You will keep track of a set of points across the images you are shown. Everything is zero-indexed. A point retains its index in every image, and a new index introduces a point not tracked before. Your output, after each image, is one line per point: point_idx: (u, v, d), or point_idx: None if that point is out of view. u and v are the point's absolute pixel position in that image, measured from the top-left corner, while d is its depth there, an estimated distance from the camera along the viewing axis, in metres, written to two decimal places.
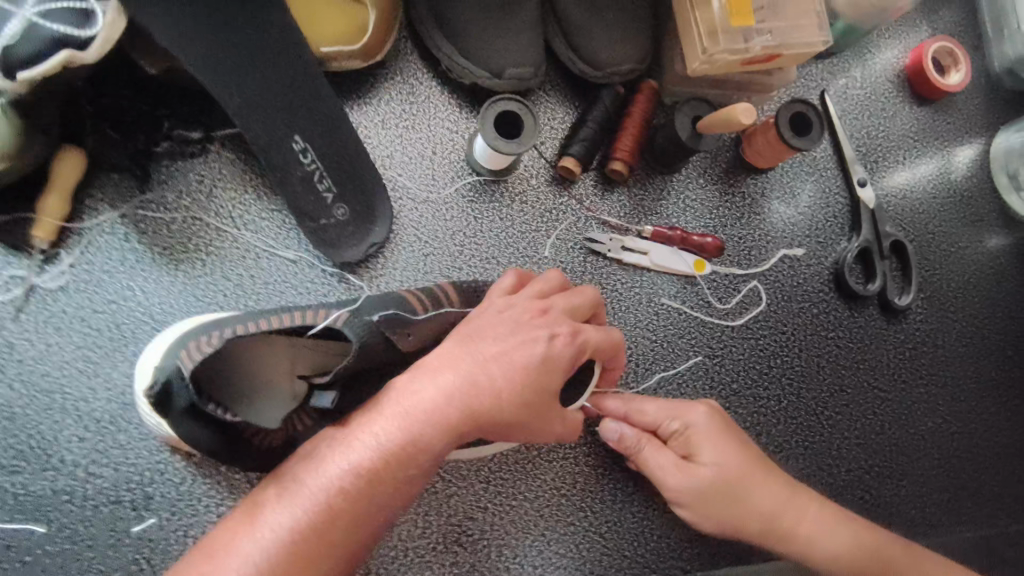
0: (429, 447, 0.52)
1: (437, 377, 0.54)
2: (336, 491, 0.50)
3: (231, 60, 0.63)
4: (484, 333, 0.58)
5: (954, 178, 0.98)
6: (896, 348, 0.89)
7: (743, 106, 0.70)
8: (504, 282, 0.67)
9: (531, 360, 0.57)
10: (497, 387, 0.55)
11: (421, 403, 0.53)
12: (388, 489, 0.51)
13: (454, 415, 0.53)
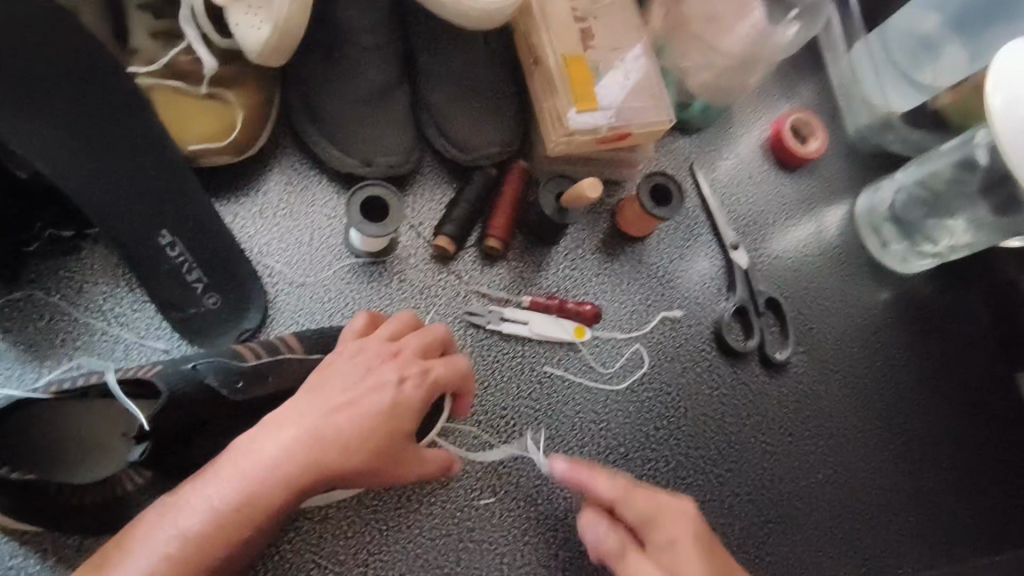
0: (267, 505, 0.55)
1: (275, 437, 0.57)
2: (166, 558, 0.53)
3: (95, 166, 0.68)
4: (332, 387, 0.62)
5: (825, 238, 1.04)
6: (781, 402, 0.92)
7: (589, 181, 0.76)
8: (357, 324, 0.71)
9: (373, 407, 0.61)
10: (338, 439, 0.58)
11: (257, 462, 0.56)
12: (223, 548, 0.54)
13: (293, 471, 0.56)
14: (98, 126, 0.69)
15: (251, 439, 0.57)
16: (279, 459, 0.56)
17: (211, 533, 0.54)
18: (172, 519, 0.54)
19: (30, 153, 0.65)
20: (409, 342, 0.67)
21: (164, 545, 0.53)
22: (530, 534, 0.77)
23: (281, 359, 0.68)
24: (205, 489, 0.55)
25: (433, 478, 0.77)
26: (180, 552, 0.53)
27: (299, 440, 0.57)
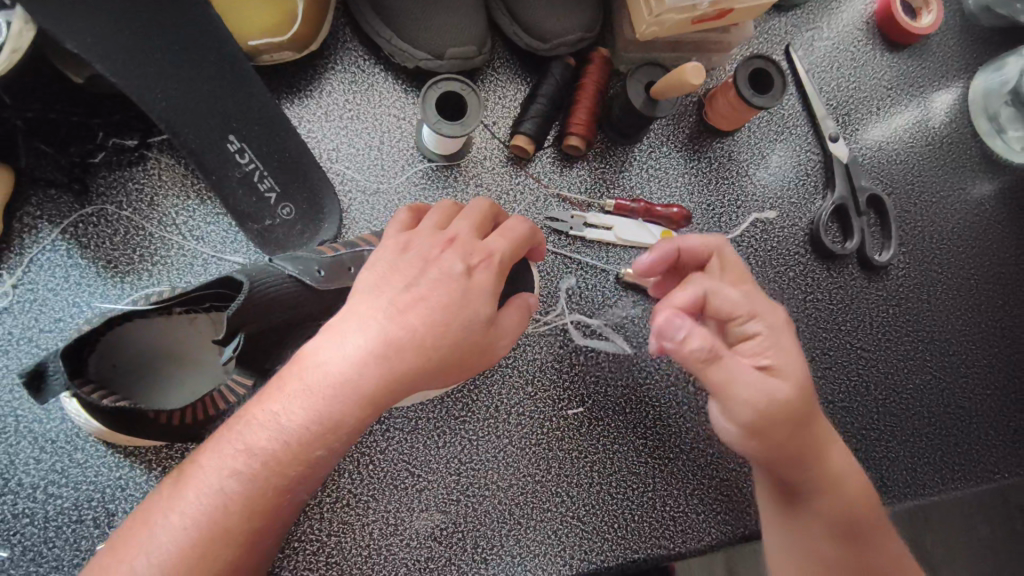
0: (344, 417, 0.48)
1: (346, 346, 0.49)
2: (240, 486, 0.47)
3: (156, 64, 0.62)
4: (408, 294, 0.51)
5: (933, 126, 0.94)
6: (879, 307, 0.86)
7: (691, 66, 0.68)
8: (400, 218, 0.59)
9: (461, 308, 0.51)
10: (409, 362, 0.49)
11: (329, 380, 0.48)
12: (296, 470, 0.47)
13: (371, 385, 0.48)
14: (152, 19, 0.63)
15: (319, 353, 0.49)
16: (340, 382, 0.48)
17: (286, 465, 0.47)
18: (243, 447, 0.48)
19: (84, 51, 0.59)
20: (496, 244, 0.55)
21: (237, 474, 0.47)
22: (621, 442, 0.76)
23: (357, 251, 0.63)
24: (278, 411, 0.48)
25: (519, 390, 0.75)
26: (244, 494, 0.46)
27: (375, 366, 0.48)
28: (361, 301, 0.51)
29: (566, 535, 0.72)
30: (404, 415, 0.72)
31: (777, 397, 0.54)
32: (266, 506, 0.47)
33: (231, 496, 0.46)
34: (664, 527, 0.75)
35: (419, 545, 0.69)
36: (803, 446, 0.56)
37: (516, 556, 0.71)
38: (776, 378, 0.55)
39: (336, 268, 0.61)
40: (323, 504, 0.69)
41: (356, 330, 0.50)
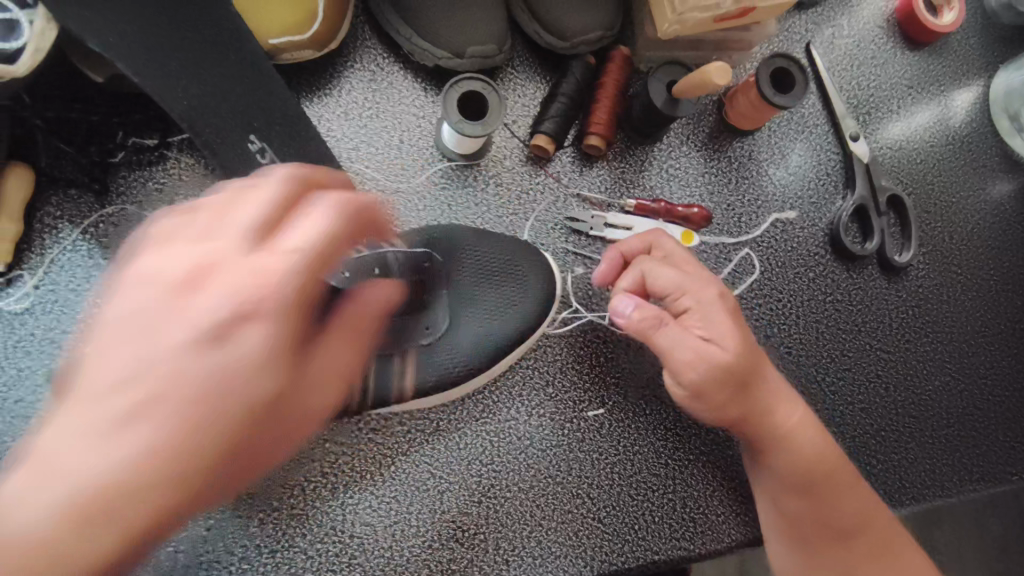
0: (253, 351, 0.42)
1: (249, 261, 0.43)
2: (142, 443, 0.39)
3: (177, 63, 0.62)
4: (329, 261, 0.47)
5: (953, 124, 0.93)
6: (899, 308, 0.86)
7: (716, 65, 0.67)
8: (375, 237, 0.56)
9: (360, 309, 0.48)
10: (297, 286, 0.43)
11: (221, 303, 0.41)
12: (190, 406, 0.40)
13: (277, 299, 0.42)
14: (173, 17, 0.62)
15: (159, 299, 0.44)
16: (242, 304, 0.42)
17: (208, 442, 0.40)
18: (47, 463, 0.38)
19: (106, 49, 0.59)
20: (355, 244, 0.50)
21: (132, 428, 0.39)
22: (641, 444, 0.76)
23: (380, 251, 0.63)
24: (173, 331, 0.41)
25: (539, 391, 0.75)
26: (152, 445, 0.39)
27: (286, 320, 0.43)
28: (226, 272, 0.43)
29: (587, 537, 0.72)
30: (424, 416, 0.72)
31: (717, 359, 0.62)
32: (171, 472, 0.39)
33: (129, 447, 0.38)
34: (684, 528, 0.74)
35: (441, 547, 0.69)
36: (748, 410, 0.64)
37: (537, 558, 0.71)
38: (715, 346, 0.62)
39: (361, 269, 0.59)
40: (345, 505, 0.68)
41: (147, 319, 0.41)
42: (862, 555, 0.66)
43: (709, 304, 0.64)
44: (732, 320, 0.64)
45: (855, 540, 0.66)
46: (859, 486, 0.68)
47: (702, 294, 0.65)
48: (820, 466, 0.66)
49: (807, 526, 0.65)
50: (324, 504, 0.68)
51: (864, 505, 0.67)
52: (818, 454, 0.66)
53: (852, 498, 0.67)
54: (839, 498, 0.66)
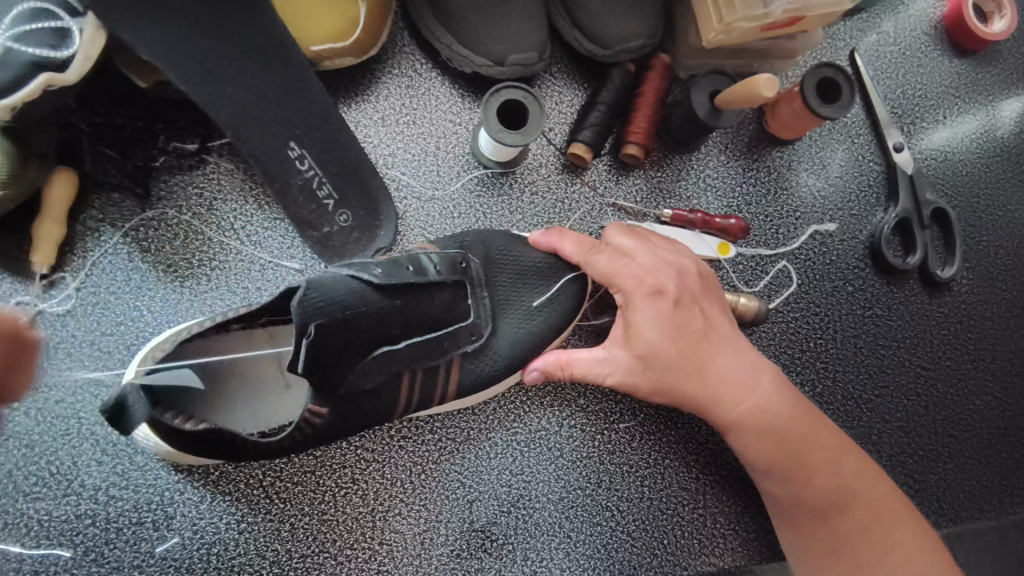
0: None
1: None
2: None
3: (222, 71, 0.62)
4: None
5: (1001, 136, 0.90)
6: (940, 324, 0.84)
7: (765, 78, 0.66)
8: None
9: None
10: None
11: None
12: None
13: None
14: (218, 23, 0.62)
15: None
16: None
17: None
18: None
19: (154, 57, 0.59)
20: None
21: None
22: (672, 457, 0.75)
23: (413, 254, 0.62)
24: None
25: (571, 403, 0.74)
26: None
27: None
28: None
29: (616, 550, 0.72)
30: (456, 424, 0.72)
31: (667, 327, 0.61)
32: None
33: None
34: (715, 544, 0.73)
35: (469, 556, 0.69)
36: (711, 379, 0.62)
37: (565, 569, 0.70)
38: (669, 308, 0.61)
39: (395, 268, 0.59)
40: (375, 512, 0.69)
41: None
42: (850, 534, 0.61)
43: (659, 274, 0.63)
44: (686, 280, 0.64)
45: (841, 517, 0.61)
46: (844, 457, 0.63)
47: (659, 265, 0.64)
48: (784, 454, 0.62)
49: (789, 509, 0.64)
50: (355, 511, 0.69)
51: (850, 481, 0.62)
52: (795, 430, 0.62)
53: (835, 475, 0.62)
54: (809, 483, 0.62)
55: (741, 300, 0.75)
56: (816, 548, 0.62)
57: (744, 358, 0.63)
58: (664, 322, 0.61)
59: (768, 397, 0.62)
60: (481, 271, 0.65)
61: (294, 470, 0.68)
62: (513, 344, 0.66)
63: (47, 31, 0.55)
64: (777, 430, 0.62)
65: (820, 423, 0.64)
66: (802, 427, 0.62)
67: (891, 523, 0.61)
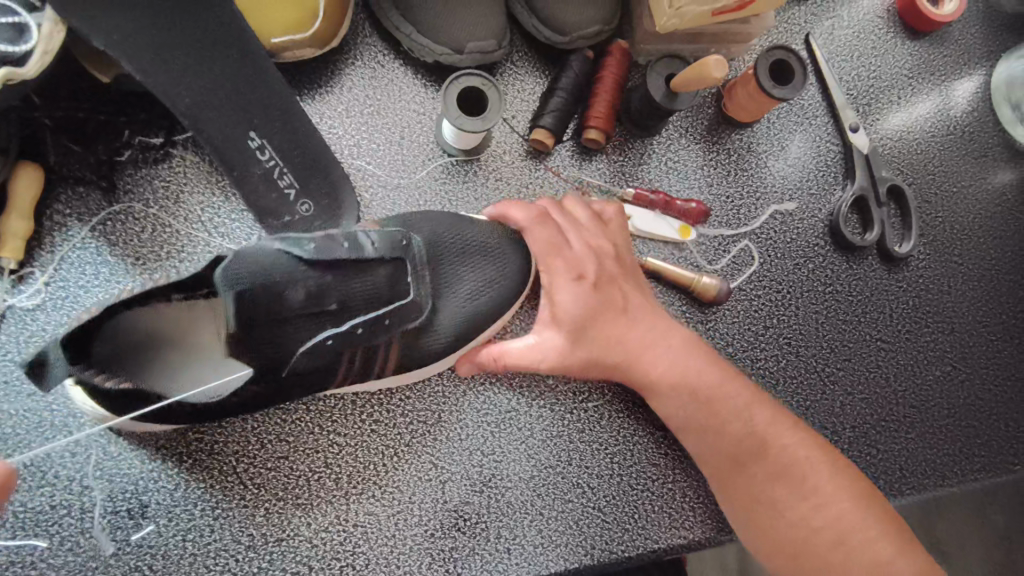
0: None
1: None
2: None
3: (182, 63, 0.63)
4: None
5: (954, 114, 0.93)
6: (899, 298, 0.86)
7: (714, 59, 0.68)
8: None
9: None
10: None
11: None
12: None
13: None
14: (177, 17, 0.63)
15: None
16: None
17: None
18: None
19: (110, 47, 0.61)
20: None
21: None
22: (640, 434, 0.76)
23: (353, 232, 0.62)
24: None
25: (539, 384, 0.76)
26: None
27: None
28: None
29: (587, 526, 0.73)
30: (426, 407, 0.73)
31: (580, 300, 0.65)
32: None
33: None
34: (683, 517, 0.75)
35: (443, 535, 0.70)
36: (622, 343, 0.66)
37: (537, 546, 0.72)
38: (582, 283, 0.66)
39: (329, 243, 0.59)
40: (349, 495, 0.70)
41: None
42: (763, 480, 0.64)
43: (580, 259, 0.68)
44: (597, 256, 0.68)
45: (755, 466, 0.64)
46: (755, 407, 0.66)
47: (575, 242, 0.69)
48: (697, 410, 0.66)
49: (714, 462, 0.66)
50: (329, 494, 0.70)
51: (762, 429, 0.65)
52: (707, 387, 0.66)
53: (746, 424, 0.65)
54: (724, 435, 0.65)
55: (702, 278, 0.77)
56: (744, 501, 0.64)
57: (652, 325, 0.68)
58: (578, 296, 0.65)
59: (675, 354, 0.67)
60: (423, 251, 0.65)
61: (267, 456, 0.70)
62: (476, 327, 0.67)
63: (5, 26, 0.55)
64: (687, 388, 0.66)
65: (731, 374, 0.68)
66: (713, 379, 0.66)
67: (805, 468, 0.64)
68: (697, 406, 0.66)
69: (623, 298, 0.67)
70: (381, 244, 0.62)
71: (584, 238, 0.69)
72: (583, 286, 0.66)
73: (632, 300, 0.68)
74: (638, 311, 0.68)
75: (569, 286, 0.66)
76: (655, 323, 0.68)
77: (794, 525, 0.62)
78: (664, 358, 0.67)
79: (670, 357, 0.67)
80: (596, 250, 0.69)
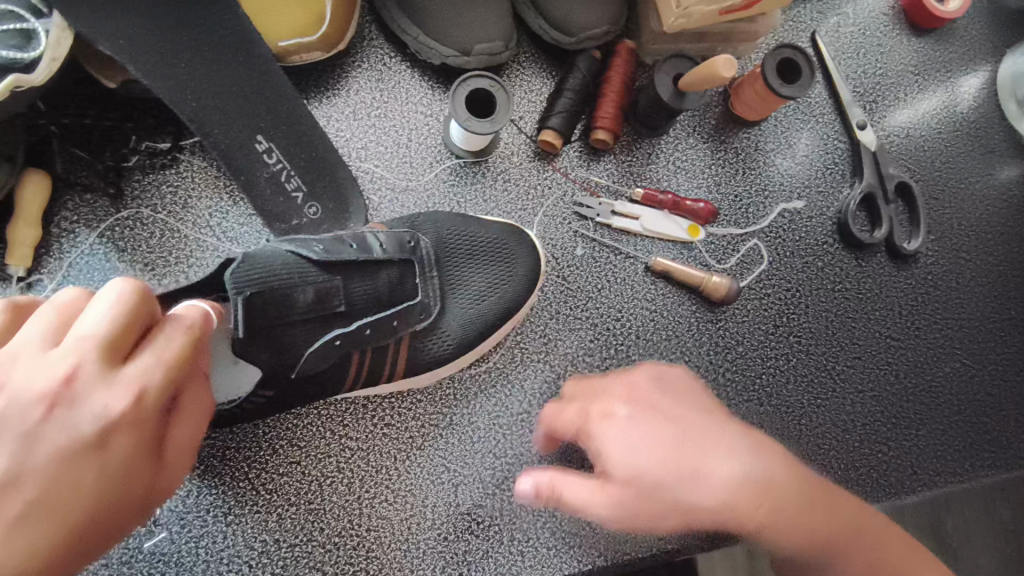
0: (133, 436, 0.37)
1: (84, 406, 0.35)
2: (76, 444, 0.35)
3: (189, 68, 0.63)
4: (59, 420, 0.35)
5: (960, 111, 0.93)
6: (908, 295, 0.86)
7: (722, 59, 0.68)
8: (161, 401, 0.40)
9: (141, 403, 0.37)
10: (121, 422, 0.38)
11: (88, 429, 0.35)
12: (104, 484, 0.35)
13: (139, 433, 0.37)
14: (184, 21, 0.63)
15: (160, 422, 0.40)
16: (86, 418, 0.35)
17: (85, 452, 0.34)
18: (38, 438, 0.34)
19: (116, 52, 0.61)
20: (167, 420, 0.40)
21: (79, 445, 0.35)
22: None
23: (359, 231, 0.62)
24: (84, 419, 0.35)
25: (550, 386, 0.76)
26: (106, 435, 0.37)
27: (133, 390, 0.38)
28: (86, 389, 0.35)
29: (601, 528, 0.73)
30: (438, 410, 0.73)
31: (616, 374, 0.58)
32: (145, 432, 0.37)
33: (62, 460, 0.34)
34: None
35: (456, 539, 0.70)
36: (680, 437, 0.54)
37: (551, 548, 0.72)
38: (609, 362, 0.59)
39: (339, 243, 0.59)
40: (362, 499, 0.70)
41: (99, 369, 0.35)
42: None
43: (601, 344, 0.62)
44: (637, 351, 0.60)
45: (867, 567, 0.50)
46: (857, 514, 0.53)
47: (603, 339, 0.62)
48: (793, 511, 0.49)
49: (803, 570, 0.52)
50: (341, 499, 0.69)
51: (870, 542, 0.51)
52: (796, 477, 0.51)
53: (848, 536, 0.51)
54: (824, 541, 0.51)
55: (712, 278, 0.77)
56: None
57: (703, 404, 0.58)
58: (612, 370, 0.58)
59: (751, 453, 0.51)
60: (430, 252, 0.67)
61: (279, 461, 0.69)
62: None
63: (12, 32, 0.56)
64: (772, 465, 0.50)
65: (826, 490, 0.52)
66: (795, 468, 0.52)
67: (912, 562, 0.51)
68: (785, 513, 0.51)
69: (675, 375, 0.59)
70: (388, 244, 0.63)
71: (604, 342, 0.63)
72: (613, 362, 0.59)
73: (687, 385, 0.58)
74: (692, 395, 0.58)
75: (595, 372, 0.59)
76: (715, 413, 0.57)
77: None
78: (731, 457, 0.54)
79: (742, 451, 0.54)
80: (619, 339, 0.62)
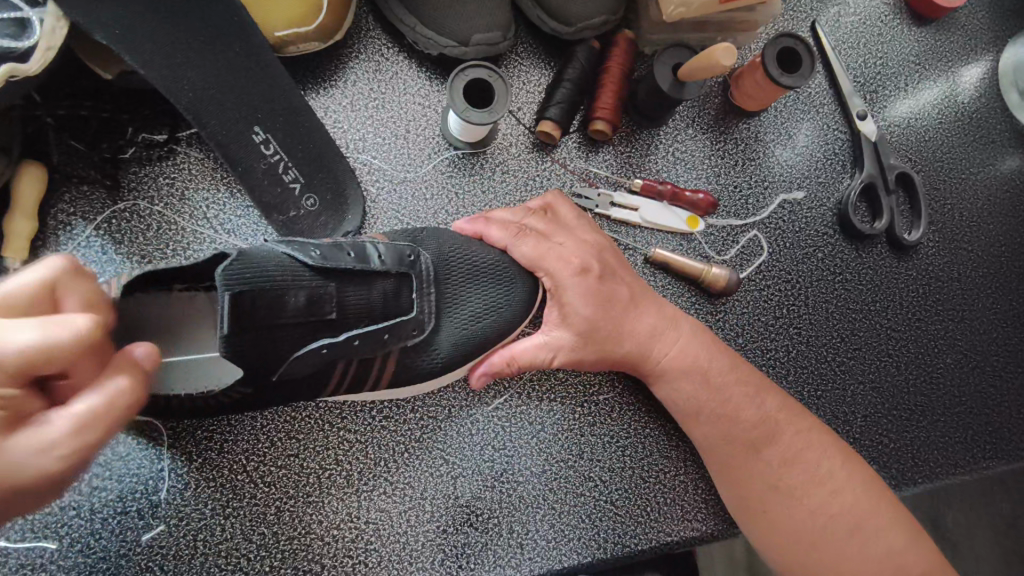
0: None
1: None
2: None
3: (185, 58, 0.63)
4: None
5: (961, 101, 0.92)
6: (909, 286, 0.86)
7: (722, 47, 0.67)
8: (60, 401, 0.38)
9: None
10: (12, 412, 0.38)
11: None
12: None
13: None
14: (180, 10, 0.63)
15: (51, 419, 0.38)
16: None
17: None
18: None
19: (113, 41, 0.59)
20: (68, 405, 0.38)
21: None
22: (651, 427, 0.76)
23: (358, 242, 0.61)
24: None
25: (549, 378, 0.75)
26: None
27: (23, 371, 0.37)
28: None
29: (600, 520, 0.73)
30: (436, 403, 0.73)
31: (591, 292, 0.65)
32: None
33: None
34: (696, 508, 0.75)
35: (455, 531, 0.70)
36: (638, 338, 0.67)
37: (550, 540, 0.71)
38: (588, 277, 0.66)
39: (335, 252, 0.58)
40: (360, 492, 0.70)
41: None
42: (771, 467, 0.64)
43: (582, 256, 0.67)
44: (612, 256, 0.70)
45: (765, 452, 0.65)
46: (764, 395, 0.67)
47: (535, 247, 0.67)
48: (708, 394, 0.67)
49: (722, 445, 0.66)
50: (339, 491, 0.69)
51: (772, 415, 0.66)
52: (717, 367, 0.68)
53: (752, 407, 0.66)
54: (739, 422, 0.66)
55: (712, 269, 0.77)
56: (738, 478, 0.65)
57: (655, 304, 0.69)
58: (585, 291, 0.65)
59: (686, 341, 0.68)
60: (430, 269, 0.64)
61: (277, 454, 0.69)
62: (486, 321, 0.67)
63: (6, 20, 0.55)
64: (690, 352, 0.68)
65: (743, 372, 0.69)
66: (720, 364, 0.68)
67: (804, 455, 0.64)
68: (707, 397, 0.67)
69: (635, 288, 0.69)
70: (389, 256, 0.61)
71: (586, 231, 0.70)
72: (590, 280, 0.65)
73: (641, 296, 0.69)
74: (643, 299, 0.69)
75: (573, 283, 0.65)
76: (670, 319, 0.69)
77: (798, 500, 0.63)
78: (674, 352, 0.68)
79: (683, 345, 0.68)
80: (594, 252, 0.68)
